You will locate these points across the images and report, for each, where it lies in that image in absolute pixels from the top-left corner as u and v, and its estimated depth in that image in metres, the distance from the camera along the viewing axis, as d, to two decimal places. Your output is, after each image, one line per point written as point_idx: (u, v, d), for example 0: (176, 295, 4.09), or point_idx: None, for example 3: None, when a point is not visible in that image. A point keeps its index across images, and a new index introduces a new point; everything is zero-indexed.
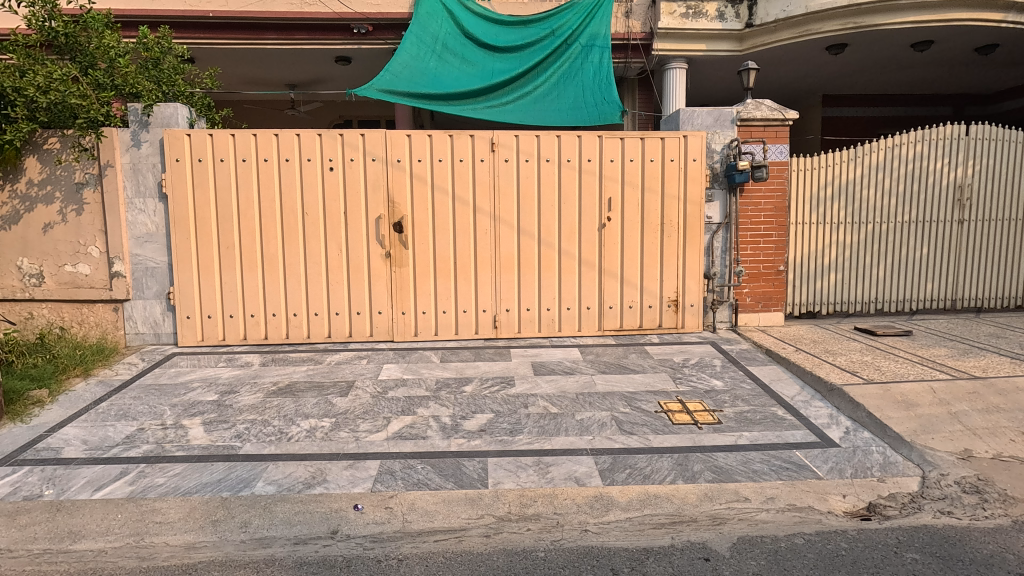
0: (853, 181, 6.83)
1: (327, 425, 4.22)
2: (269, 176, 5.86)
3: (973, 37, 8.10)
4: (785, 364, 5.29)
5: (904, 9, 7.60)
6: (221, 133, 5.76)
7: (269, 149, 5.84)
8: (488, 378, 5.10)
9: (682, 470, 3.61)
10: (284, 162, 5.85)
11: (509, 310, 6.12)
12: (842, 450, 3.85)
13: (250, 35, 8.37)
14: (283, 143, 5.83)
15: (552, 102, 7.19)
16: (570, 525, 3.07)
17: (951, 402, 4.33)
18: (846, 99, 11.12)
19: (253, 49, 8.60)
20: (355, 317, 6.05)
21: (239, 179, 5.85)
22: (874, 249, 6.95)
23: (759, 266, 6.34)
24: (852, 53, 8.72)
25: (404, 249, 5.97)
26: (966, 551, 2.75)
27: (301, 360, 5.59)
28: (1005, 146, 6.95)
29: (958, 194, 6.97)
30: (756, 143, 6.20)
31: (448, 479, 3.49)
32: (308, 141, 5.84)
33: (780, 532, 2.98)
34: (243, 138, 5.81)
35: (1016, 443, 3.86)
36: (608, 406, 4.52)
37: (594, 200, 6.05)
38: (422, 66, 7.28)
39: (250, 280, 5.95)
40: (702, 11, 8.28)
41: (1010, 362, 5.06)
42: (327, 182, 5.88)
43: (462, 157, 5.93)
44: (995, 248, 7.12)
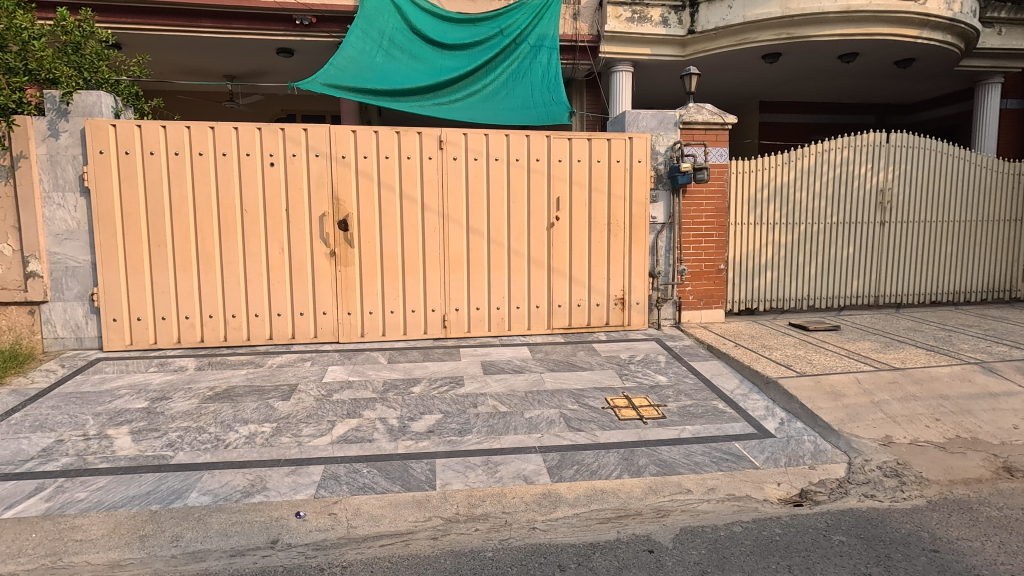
0: (786, 183, 7.18)
1: (268, 431, 4.05)
2: (203, 171, 5.57)
3: (894, 51, 8.66)
4: (725, 359, 5.51)
5: (833, 22, 8.01)
6: (151, 124, 5.44)
7: (204, 143, 5.55)
8: (437, 378, 5.05)
9: (628, 465, 3.70)
10: (221, 156, 5.58)
11: (459, 309, 6.08)
12: (777, 440, 4.04)
13: (184, 23, 7.96)
14: (219, 136, 5.56)
15: (501, 102, 7.18)
16: (518, 523, 3.08)
17: (874, 391, 4.62)
18: (781, 106, 11.69)
19: (187, 36, 8.17)
20: (299, 318, 5.85)
21: (171, 174, 5.53)
22: (805, 249, 7.34)
23: (701, 265, 6.57)
24: (786, 62, 9.17)
25: (349, 248, 5.82)
26: (887, 530, 2.94)
27: (240, 364, 5.35)
28: (920, 153, 7.48)
29: (881, 198, 7.45)
30: (697, 145, 6.41)
31: (395, 482, 3.43)
32: (246, 136, 5.59)
33: (720, 521, 3.08)
34: (175, 130, 5.50)
35: (931, 428, 4.17)
36: (557, 404, 4.57)
37: (542, 199, 6.09)
38: (369, 60, 7.12)
39: (183, 280, 5.65)
40: (646, 16, 8.50)
41: (926, 354, 5.46)
42: (267, 178, 5.65)
43: (409, 154, 5.84)
44: (913, 248, 7.64)
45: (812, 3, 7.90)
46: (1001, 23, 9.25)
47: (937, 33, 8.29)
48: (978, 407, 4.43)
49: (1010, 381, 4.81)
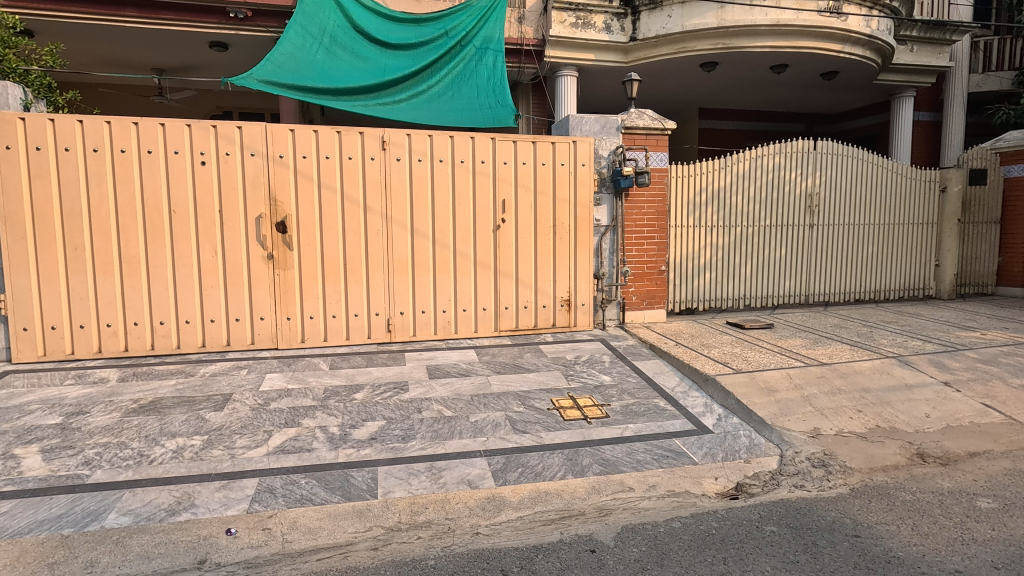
0: (722, 187, 7.46)
1: (198, 444, 3.84)
2: (126, 170, 5.23)
3: (820, 63, 9.17)
4: (666, 357, 5.66)
5: (765, 34, 8.41)
6: (66, 118, 5.07)
7: (126, 139, 5.22)
8: (381, 384, 4.93)
9: (572, 465, 3.73)
10: (146, 154, 5.26)
11: (404, 312, 5.98)
12: (715, 435, 4.19)
13: (106, 11, 7.49)
14: (144, 132, 5.24)
15: (447, 103, 7.14)
16: (461, 529, 3.04)
17: (804, 386, 4.87)
18: (718, 113, 12.18)
19: (109, 26, 7.68)
20: (234, 324, 5.59)
21: (90, 172, 5.17)
22: (741, 250, 7.65)
23: (644, 266, 6.73)
24: (723, 71, 9.55)
25: (288, 251, 5.61)
26: (814, 519, 3.08)
27: (168, 374, 5.05)
28: (843, 160, 7.95)
29: (809, 202, 7.87)
30: (639, 150, 6.57)
31: (335, 492, 3.33)
32: (174, 133, 5.30)
33: (660, 517, 3.15)
34: (94, 125, 5.14)
35: (854, 419, 4.42)
36: (502, 406, 4.56)
37: (488, 202, 6.08)
38: (309, 57, 6.90)
39: (104, 285, 5.28)
40: (590, 22, 8.67)
41: (850, 349, 5.80)
42: (197, 177, 5.37)
43: (351, 155, 5.70)
44: (838, 249, 8.11)
45: (745, 15, 8.26)
46: (913, 41, 9.97)
47: (857, 48, 8.86)
48: (895, 398, 4.75)
49: (923, 373, 5.18)
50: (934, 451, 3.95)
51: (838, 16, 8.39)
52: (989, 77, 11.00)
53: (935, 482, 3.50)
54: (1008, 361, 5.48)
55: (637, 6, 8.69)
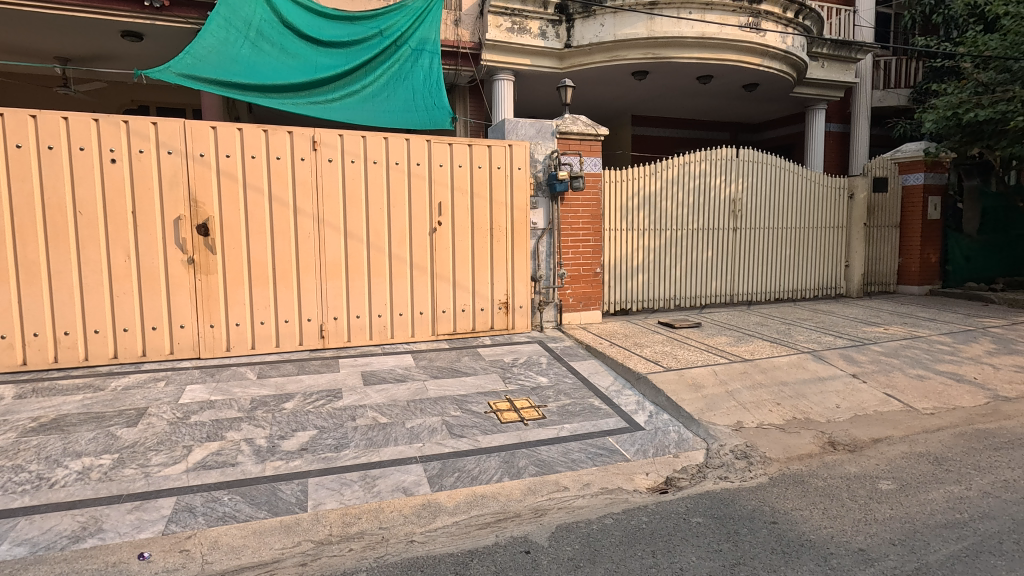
0: (653, 192, 7.74)
1: (107, 463, 3.56)
2: (23, 167, 4.79)
3: (742, 76, 9.70)
4: (601, 357, 5.79)
5: (692, 46, 8.80)
6: None
7: (23, 133, 4.78)
8: (313, 392, 4.76)
9: (508, 467, 3.76)
10: (47, 150, 4.84)
11: (338, 318, 5.80)
12: (646, 432, 4.33)
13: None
14: (44, 126, 4.82)
15: (383, 104, 7.01)
16: (395, 538, 2.99)
17: (728, 381, 5.12)
18: (650, 120, 12.64)
19: (5, 10, 7.03)
20: (150, 333, 5.23)
21: None
22: (671, 252, 7.97)
23: (580, 269, 6.87)
24: (653, 80, 9.92)
25: (210, 255, 5.32)
26: (736, 508, 3.25)
27: (75, 388, 4.66)
28: (762, 168, 8.45)
29: (733, 206, 8.30)
30: (573, 155, 6.71)
31: (261, 507, 3.18)
32: (79, 127, 4.90)
33: (593, 515, 3.22)
34: None
35: (773, 412, 4.70)
36: (439, 411, 4.51)
37: (424, 204, 6.01)
38: (232, 52, 6.56)
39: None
40: (525, 28, 8.79)
41: (770, 346, 6.15)
42: (106, 176, 5.00)
43: (279, 155, 5.48)
44: (759, 252, 8.60)
45: (673, 27, 8.62)
46: (824, 58, 10.74)
47: (775, 62, 9.43)
48: (810, 390, 5.08)
49: (834, 366, 5.57)
50: (843, 439, 4.26)
51: (757, 31, 8.91)
52: (888, 93, 12.01)
53: (843, 468, 3.77)
54: (906, 354, 5.99)
55: (571, 14, 8.90)
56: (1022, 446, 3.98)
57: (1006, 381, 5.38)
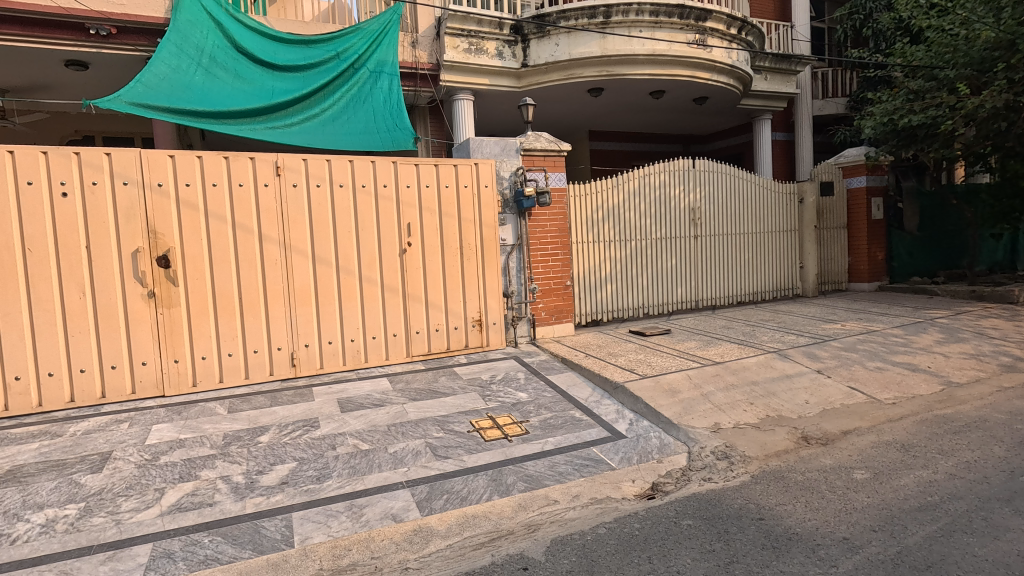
0: (618, 205, 7.95)
1: (73, 513, 3.40)
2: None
3: (691, 90, 10.11)
4: (578, 369, 5.85)
5: (644, 63, 9.13)
6: None
7: (32, 170, 4.71)
8: (289, 423, 4.65)
9: (497, 485, 3.77)
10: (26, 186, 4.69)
11: (309, 345, 5.68)
12: (630, 439, 4.40)
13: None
14: (53, 163, 4.78)
15: (228, 116, 6.32)
16: (389, 566, 2.95)
17: (702, 385, 5.26)
18: (606, 135, 12.97)
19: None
20: (110, 372, 4.98)
21: None
22: (637, 263, 8.16)
23: (550, 283, 6.97)
24: (608, 96, 10.17)
25: (173, 287, 5.15)
26: (723, 508, 3.33)
27: (29, 437, 4.39)
28: (717, 176, 8.78)
29: (693, 215, 8.60)
30: (538, 171, 6.83)
31: (245, 547, 3.10)
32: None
33: (586, 526, 3.25)
34: None
35: (747, 412, 4.85)
36: (421, 434, 4.48)
37: (392, 225, 5.99)
38: (185, 79, 6.33)
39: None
40: (482, 48, 8.90)
41: (738, 347, 6.35)
42: (34, 203, 4.72)
43: (242, 182, 5.38)
44: (720, 258, 8.90)
45: (625, 45, 8.92)
46: (767, 70, 11.31)
47: (722, 76, 9.88)
48: (780, 388, 5.28)
49: (800, 364, 5.80)
50: (816, 433, 4.43)
51: (704, 48, 9.33)
52: (827, 102, 12.79)
53: (818, 460, 3.93)
54: (864, 348, 6.28)
55: (527, 34, 9.07)
56: (978, 428, 4.23)
57: (956, 368, 5.72)
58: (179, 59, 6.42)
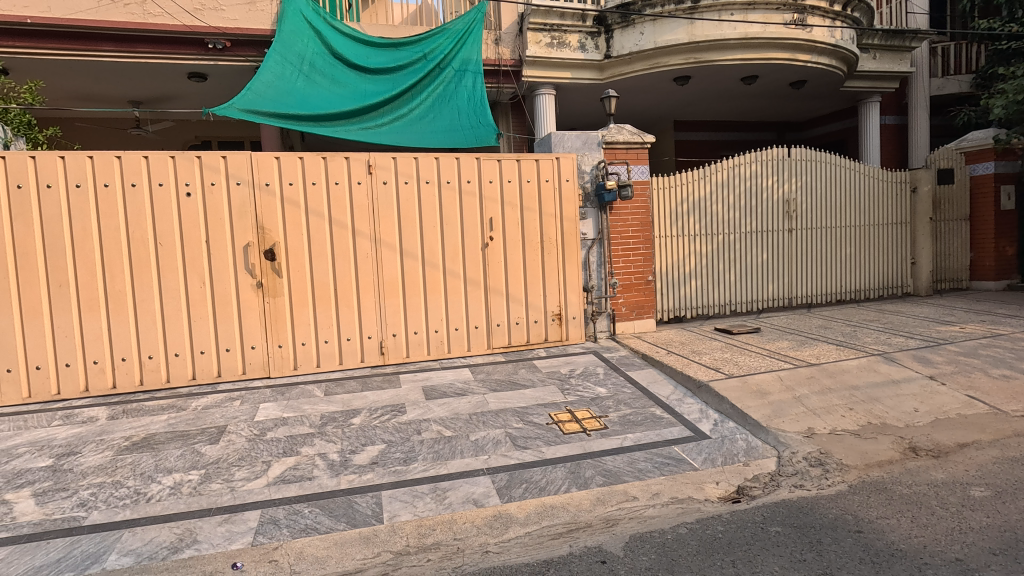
0: (704, 197, 7.65)
1: (195, 478, 3.82)
2: (22, 206, 5.02)
3: (787, 74, 9.49)
4: (659, 366, 5.73)
5: (735, 48, 8.69)
6: (77, 155, 5.11)
7: (163, 173, 5.31)
8: (378, 408, 4.93)
9: (575, 477, 3.80)
10: (157, 187, 5.29)
11: (396, 335, 5.98)
12: (714, 440, 4.26)
13: (52, 43, 7.32)
14: (179, 166, 5.35)
15: (326, 118, 6.74)
16: (470, 548, 3.07)
17: (795, 387, 4.97)
18: (692, 125, 12.50)
19: (66, 60, 7.58)
20: (225, 355, 5.52)
21: (89, 208, 5.16)
22: (724, 258, 7.82)
23: (631, 277, 6.85)
24: (696, 84, 9.79)
25: (277, 278, 5.60)
26: (816, 517, 3.15)
27: (159, 409, 4.98)
28: (816, 165, 8.20)
29: (788, 207, 8.09)
30: (620, 164, 6.73)
31: (340, 520, 3.34)
32: (131, 165, 5.23)
33: (666, 525, 3.20)
34: (104, 160, 5.18)
35: (846, 417, 4.53)
36: (501, 424, 4.59)
37: (475, 220, 6.15)
38: (288, 86, 6.83)
39: (63, 320, 5.16)
40: (564, 42, 8.88)
41: (836, 349, 5.93)
42: (163, 202, 5.31)
43: (338, 180, 5.74)
44: (817, 253, 8.33)
45: (715, 30, 8.54)
46: (875, 49, 10.39)
47: (823, 57, 9.19)
48: (884, 394, 4.87)
49: (909, 368, 5.32)
50: (926, 444, 4.06)
51: (803, 28, 8.73)
52: (948, 80, 11.61)
53: (928, 474, 3.61)
54: (987, 353, 5.65)
55: (610, 25, 8.94)
56: None
57: None
58: (283, 67, 6.95)
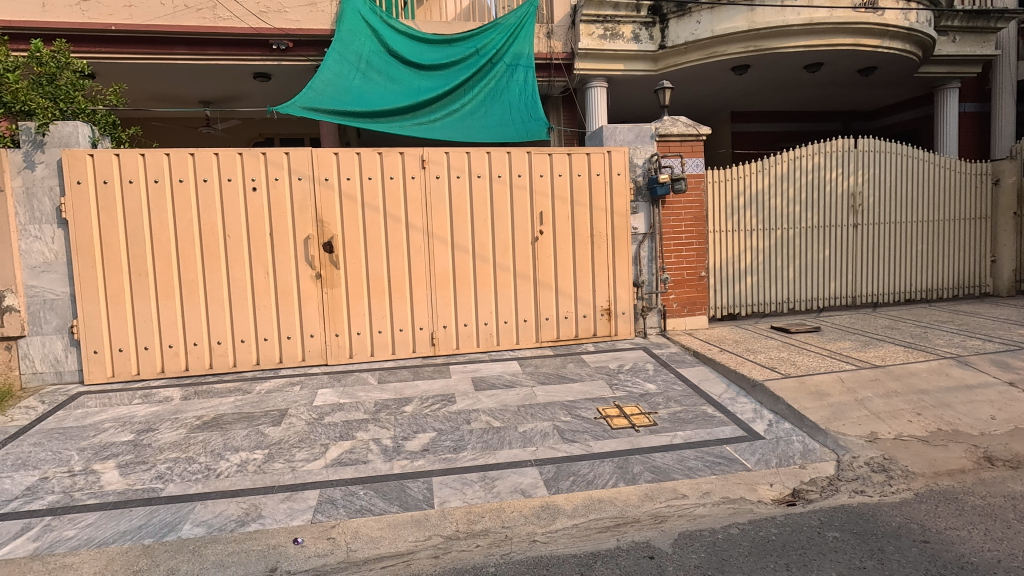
0: (762, 191, 7.38)
1: (260, 457, 4.05)
2: (108, 200, 5.43)
3: (855, 60, 9.01)
4: (711, 364, 5.60)
5: (798, 35, 8.33)
6: (155, 152, 5.46)
7: (231, 169, 5.62)
8: (429, 397, 5.06)
9: (623, 473, 3.78)
10: (226, 182, 5.60)
11: (447, 326, 6.10)
12: (768, 441, 4.14)
13: (133, 48, 7.85)
14: (246, 163, 5.64)
15: (382, 114, 6.92)
16: (518, 537, 3.12)
17: (857, 389, 4.75)
18: (750, 116, 12.07)
19: (145, 64, 8.11)
20: (286, 342, 5.80)
21: (164, 202, 5.52)
22: (782, 254, 7.53)
23: (683, 273, 6.72)
24: (755, 73, 9.43)
25: (335, 270, 5.82)
26: (878, 524, 3.02)
27: (227, 391, 5.29)
28: (885, 157, 7.75)
29: (853, 201, 7.70)
30: (674, 157, 6.60)
31: (393, 502, 3.47)
32: (203, 161, 5.56)
33: (717, 524, 3.14)
34: (179, 157, 5.52)
35: (913, 423, 4.30)
36: (549, 416, 4.63)
37: (526, 214, 6.18)
38: (346, 83, 7.05)
39: (142, 306, 5.55)
40: (617, 33, 8.72)
41: (904, 351, 5.62)
42: (232, 196, 5.62)
43: (392, 175, 5.90)
44: (884, 249, 7.89)
45: (777, 16, 8.20)
46: (955, 31, 9.73)
47: (896, 42, 8.66)
48: (956, 399, 4.59)
49: (985, 373, 4.98)
50: (1003, 454, 3.81)
51: (873, 11, 8.26)
52: None
53: (1005, 486, 3.39)
54: None
55: (666, 14, 8.71)
56: None
57: None
58: (342, 66, 7.18)
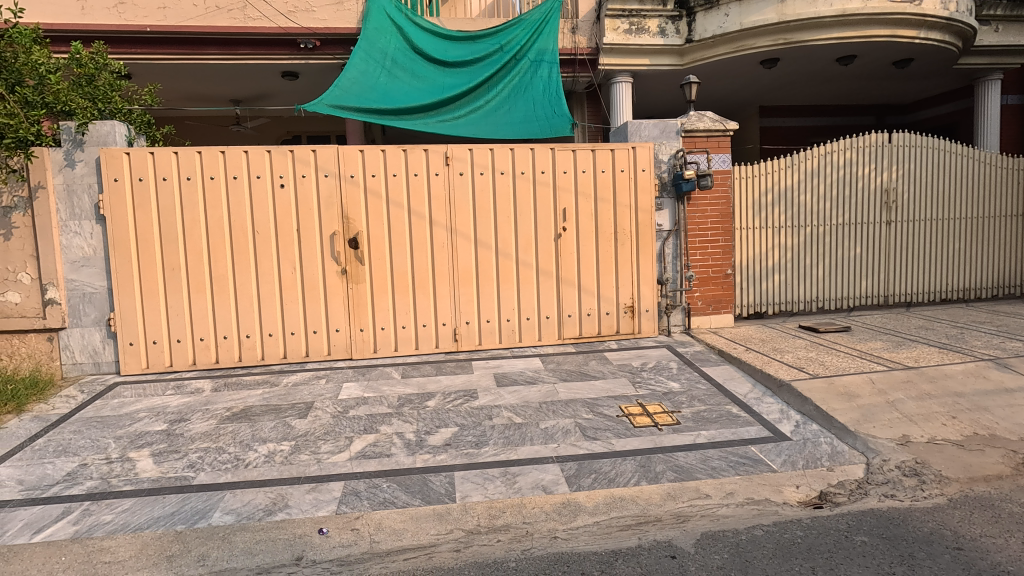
0: (791, 187, 7.22)
1: (287, 449, 4.14)
2: (144, 196, 5.60)
3: (890, 52, 8.74)
4: (736, 363, 5.52)
5: (830, 27, 8.11)
6: (187, 150, 5.60)
7: (260, 166, 5.73)
8: (451, 392, 5.10)
9: (646, 471, 3.76)
10: (255, 179, 5.72)
11: (470, 322, 6.14)
12: (794, 442, 4.06)
13: (166, 48, 8.05)
14: (274, 160, 5.75)
15: (406, 112, 6.97)
16: (539, 533, 3.13)
17: (889, 391, 4.63)
18: (779, 110, 11.81)
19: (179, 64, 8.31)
20: (312, 336, 5.91)
21: (196, 199, 5.67)
22: (812, 252, 7.37)
23: (709, 271, 6.62)
24: (785, 66, 9.22)
25: (359, 265, 5.90)
26: (909, 530, 2.94)
27: (255, 384, 5.42)
28: (920, 152, 7.51)
29: (887, 198, 7.48)
30: (700, 153, 6.51)
31: (415, 496, 3.51)
32: (233, 159, 5.69)
33: (741, 525, 3.11)
34: (210, 155, 5.65)
35: (948, 427, 4.17)
36: (571, 413, 4.62)
37: (549, 211, 6.17)
38: (372, 81, 7.12)
39: (175, 300, 5.71)
40: (643, 27, 8.61)
41: (938, 352, 5.45)
42: (260, 193, 5.73)
43: (417, 172, 5.95)
44: (919, 247, 7.65)
45: (808, 8, 8.00)
46: (998, 20, 9.36)
47: (934, 33, 8.36)
48: (994, 403, 4.43)
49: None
50: None
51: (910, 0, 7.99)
52: None
53: None
54: None
55: (693, 7, 8.57)
56: None
57: None
58: (367, 64, 7.26)
